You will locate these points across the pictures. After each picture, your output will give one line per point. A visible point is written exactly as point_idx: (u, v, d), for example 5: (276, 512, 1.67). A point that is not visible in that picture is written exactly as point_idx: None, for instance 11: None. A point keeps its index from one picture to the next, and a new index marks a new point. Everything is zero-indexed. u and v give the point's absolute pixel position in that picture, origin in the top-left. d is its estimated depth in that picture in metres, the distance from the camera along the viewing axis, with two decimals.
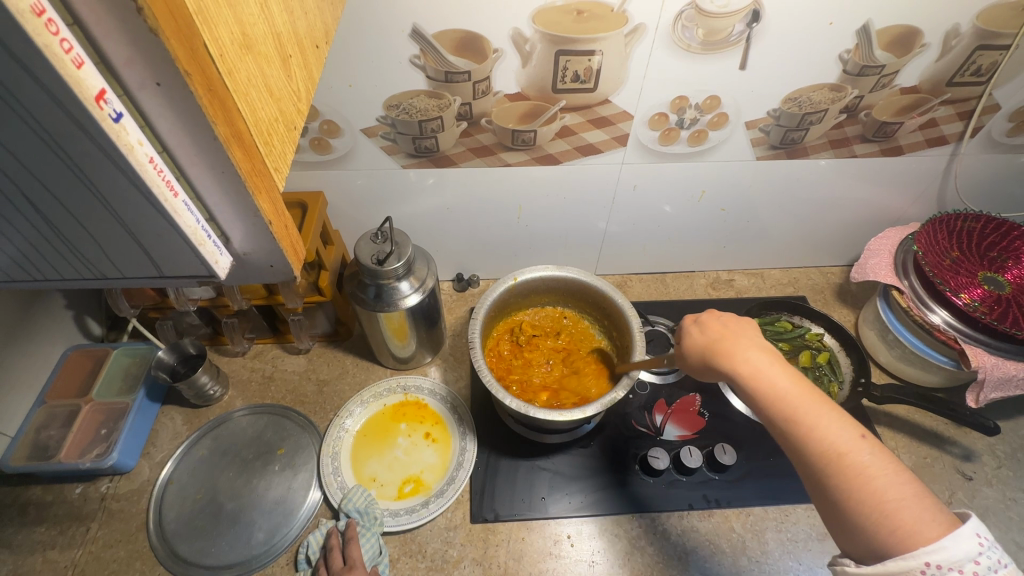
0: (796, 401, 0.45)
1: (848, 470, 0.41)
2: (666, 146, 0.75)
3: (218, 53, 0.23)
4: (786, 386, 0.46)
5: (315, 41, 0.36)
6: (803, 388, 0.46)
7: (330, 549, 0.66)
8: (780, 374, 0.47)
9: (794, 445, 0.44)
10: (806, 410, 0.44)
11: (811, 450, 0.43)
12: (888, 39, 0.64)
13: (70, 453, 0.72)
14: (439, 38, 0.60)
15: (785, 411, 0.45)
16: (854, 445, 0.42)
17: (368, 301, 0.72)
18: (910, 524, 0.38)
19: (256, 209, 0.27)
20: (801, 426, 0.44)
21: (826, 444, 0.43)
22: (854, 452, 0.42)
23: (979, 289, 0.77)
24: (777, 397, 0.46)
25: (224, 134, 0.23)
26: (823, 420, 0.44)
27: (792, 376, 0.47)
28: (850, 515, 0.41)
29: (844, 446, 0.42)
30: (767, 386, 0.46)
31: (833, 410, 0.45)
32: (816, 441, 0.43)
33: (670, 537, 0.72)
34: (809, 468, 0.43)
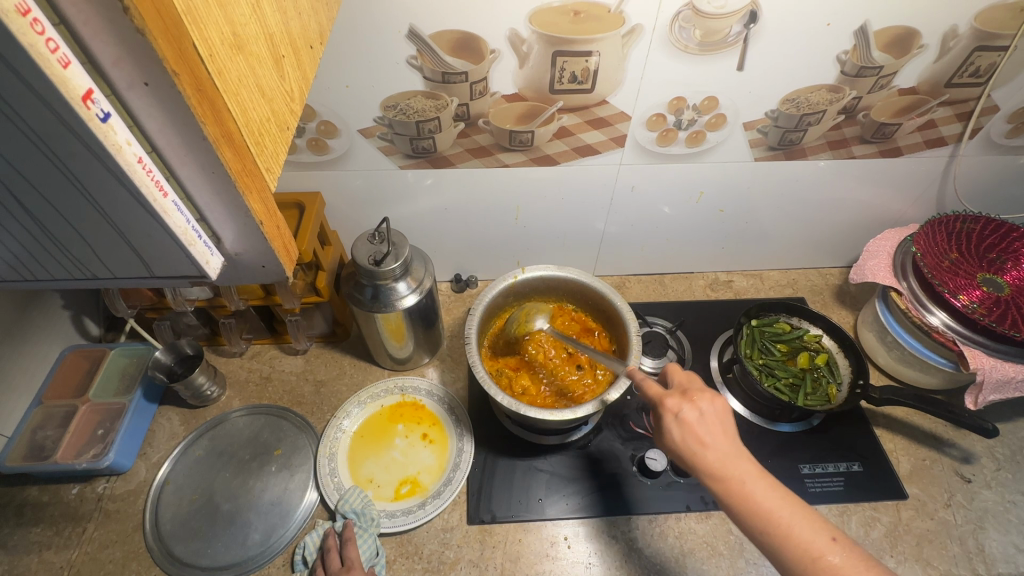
0: (771, 508, 0.46)
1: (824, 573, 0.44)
2: (663, 147, 0.75)
3: (208, 53, 0.23)
4: (761, 494, 0.47)
5: (310, 42, 0.36)
6: (776, 492, 0.47)
7: (327, 549, 0.66)
8: (752, 479, 0.48)
9: (772, 548, 0.46)
10: (782, 516, 0.46)
11: (791, 555, 0.45)
12: (884, 41, 0.64)
13: (67, 453, 0.72)
14: (435, 39, 0.60)
15: (765, 521, 0.46)
16: (827, 548, 0.45)
17: (365, 301, 0.72)
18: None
19: (246, 210, 0.26)
20: (776, 533, 0.46)
21: (802, 552, 0.45)
22: (829, 555, 0.44)
23: (977, 291, 0.77)
24: (756, 506, 0.47)
25: (213, 135, 0.23)
26: (795, 524, 0.46)
27: (763, 479, 0.48)
28: None
29: (817, 548, 0.45)
30: (744, 495, 0.47)
31: (802, 509, 0.47)
32: (793, 547, 0.45)
33: (666, 539, 0.71)
34: (788, 570, 0.46)
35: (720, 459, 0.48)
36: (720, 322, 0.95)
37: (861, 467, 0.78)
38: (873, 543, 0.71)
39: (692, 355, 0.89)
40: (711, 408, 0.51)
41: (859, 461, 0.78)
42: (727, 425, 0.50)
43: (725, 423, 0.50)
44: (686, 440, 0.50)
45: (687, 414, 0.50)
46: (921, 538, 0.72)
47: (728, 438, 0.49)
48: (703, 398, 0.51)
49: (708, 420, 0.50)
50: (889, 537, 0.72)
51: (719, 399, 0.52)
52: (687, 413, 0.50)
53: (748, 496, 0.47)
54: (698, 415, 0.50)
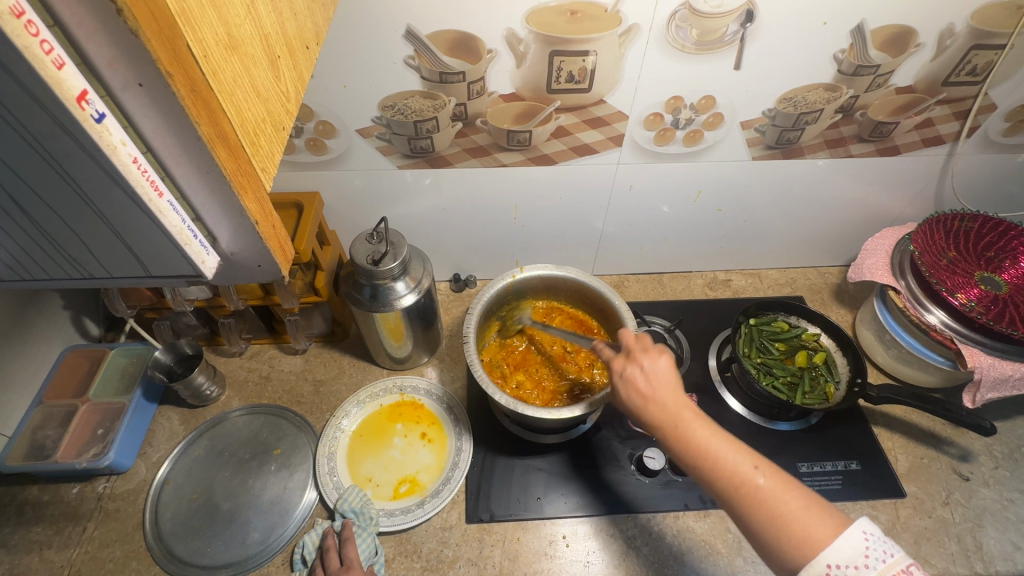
0: (701, 439, 0.47)
1: (750, 498, 0.44)
2: (660, 147, 0.75)
3: (202, 54, 0.23)
4: (691, 428, 0.48)
5: (306, 43, 0.36)
6: (706, 426, 0.48)
7: (326, 549, 0.66)
8: (683, 415, 0.49)
9: (704, 480, 0.47)
10: (709, 447, 0.46)
11: (720, 484, 0.45)
12: (881, 40, 0.64)
13: (67, 453, 0.72)
14: (432, 39, 0.60)
15: (695, 452, 0.47)
16: (752, 473, 0.45)
17: (363, 301, 0.72)
18: (807, 534, 0.41)
19: (241, 209, 0.27)
20: (705, 462, 0.46)
21: (730, 477, 0.45)
22: (755, 480, 0.44)
23: (975, 289, 0.77)
24: (686, 440, 0.48)
25: (208, 135, 0.23)
26: (720, 452, 0.46)
27: (692, 414, 0.49)
28: (759, 535, 0.43)
29: (742, 474, 0.45)
30: (676, 430, 0.48)
31: (732, 441, 0.47)
32: (722, 474, 0.45)
33: (664, 537, 0.71)
34: (721, 500, 0.46)
35: (655, 401, 0.50)
36: (718, 321, 0.95)
37: (860, 465, 0.78)
38: None
39: (691, 355, 0.89)
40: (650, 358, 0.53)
41: (857, 460, 0.78)
42: (668, 373, 0.52)
43: (667, 377, 0.51)
44: (630, 393, 0.52)
45: (631, 371, 0.52)
46: (920, 536, 0.72)
47: (667, 385, 0.51)
48: (644, 354, 0.53)
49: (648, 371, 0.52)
50: (887, 534, 0.72)
51: (658, 350, 0.53)
52: (629, 368, 0.53)
53: (679, 434, 0.48)
54: (639, 370, 0.52)
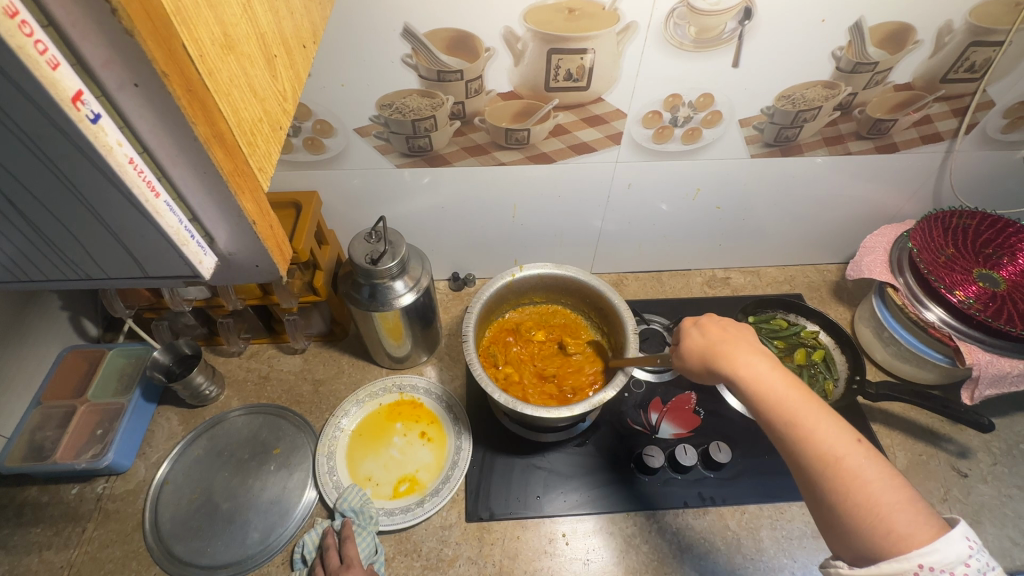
0: (793, 404, 0.46)
1: (843, 475, 0.42)
2: (659, 145, 0.75)
3: (198, 53, 0.23)
4: (783, 393, 0.47)
5: (303, 41, 0.36)
6: (801, 393, 0.47)
7: (325, 548, 0.66)
8: (774, 378, 0.48)
9: (791, 447, 0.45)
10: (805, 414, 0.45)
11: (809, 454, 0.44)
12: (880, 36, 0.64)
13: (66, 453, 0.72)
14: (430, 37, 0.60)
15: (784, 416, 0.46)
16: (850, 450, 0.43)
17: (363, 300, 0.72)
18: (902, 529, 0.39)
19: (238, 209, 0.27)
20: (793, 429, 0.45)
21: (821, 449, 0.43)
22: (851, 456, 0.42)
23: (974, 286, 0.77)
24: (777, 402, 0.47)
25: (204, 135, 0.23)
26: (815, 422, 0.45)
27: (784, 377, 0.48)
28: (840, 515, 0.41)
29: (837, 449, 0.43)
30: (763, 390, 0.48)
31: (830, 415, 0.45)
32: (813, 443, 0.44)
33: (664, 535, 0.72)
34: (804, 471, 0.44)
35: (745, 355, 0.50)
36: None
37: None
38: None
39: None
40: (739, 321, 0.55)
41: None
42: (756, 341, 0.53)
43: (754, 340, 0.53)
44: (708, 343, 0.53)
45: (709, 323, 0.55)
46: None
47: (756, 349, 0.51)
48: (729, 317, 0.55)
49: (733, 330, 0.54)
50: None
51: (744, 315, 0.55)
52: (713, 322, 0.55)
53: (769, 396, 0.47)
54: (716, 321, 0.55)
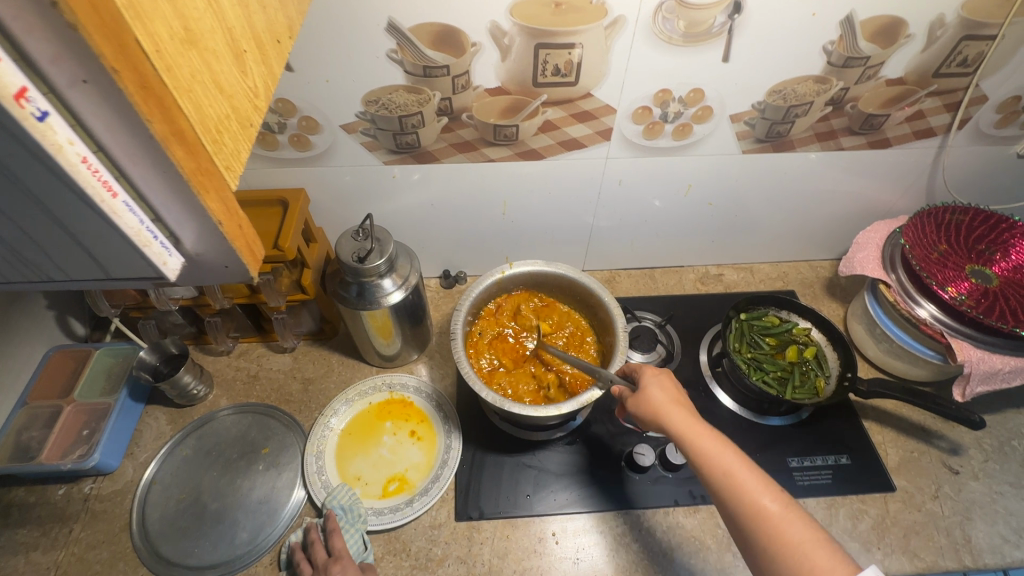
0: (719, 457, 0.50)
1: (770, 525, 0.45)
2: (649, 141, 0.75)
3: (155, 49, 0.22)
4: (709, 446, 0.51)
5: (277, 35, 0.35)
6: (726, 445, 0.51)
7: (311, 542, 0.65)
8: (703, 434, 0.52)
9: (724, 499, 0.49)
10: (728, 465, 0.49)
11: (734, 502, 0.48)
12: (872, 30, 0.63)
13: (52, 454, 0.71)
14: (415, 32, 0.59)
15: (712, 468, 0.50)
16: (768, 494, 0.47)
17: (350, 299, 0.72)
18: (821, 565, 0.42)
19: (204, 210, 0.26)
20: (720, 480, 0.49)
21: (744, 496, 0.47)
22: (767, 502, 0.46)
23: (966, 283, 0.77)
24: (705, 456, 0.51)
25: (161, 134, 0.23)
26: (737, 471, 0.49)
27: (710, 431, 0.53)
28: (768, 556, 0.45)
29: (756, 496, 0.47)
30: (693, 445, 0.52)
31: (750, 465, 0.50)
32: (735, 491, 0.48)
33: (655, 533, 0.71)
34: (733, 519, 0.48)
35: (682, 416, 0.54)
36: (709, 316, 0.95)
37: (850, 459, 0.78)
38: (860, 536, 0.71)
39: (682, 350, 0.89)
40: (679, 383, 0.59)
41: (848, 454, 0.78)
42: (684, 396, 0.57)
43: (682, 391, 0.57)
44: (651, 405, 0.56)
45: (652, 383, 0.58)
46: (909, 529, 0.72)
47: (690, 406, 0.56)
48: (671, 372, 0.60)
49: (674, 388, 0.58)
50: (877, 529, 0.72)
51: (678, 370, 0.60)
52: (658, 376, 0.58)
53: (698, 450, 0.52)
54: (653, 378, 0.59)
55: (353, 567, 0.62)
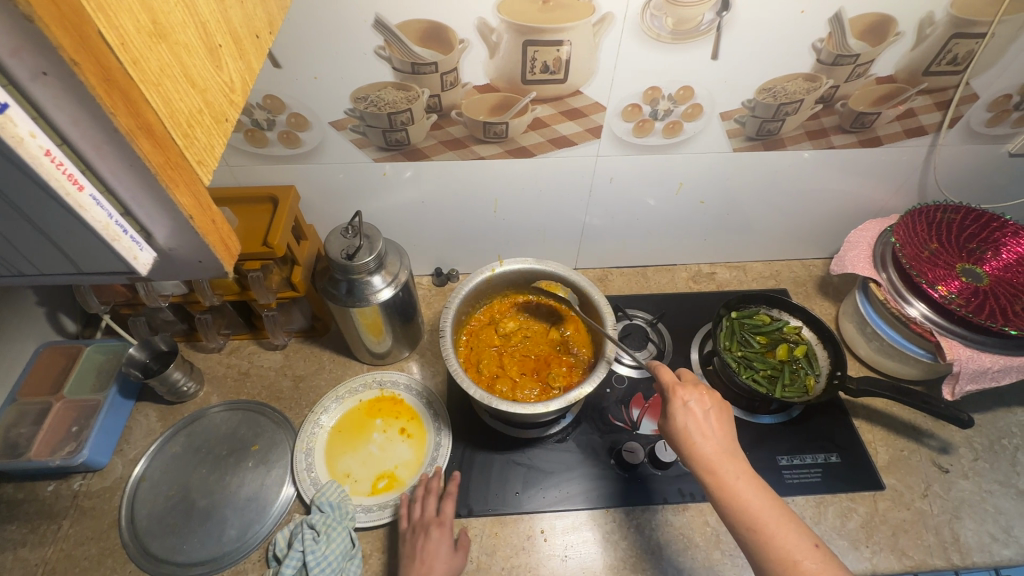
0: (760, 510, 0.49)
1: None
2: (639, 138, 0.75)
3: (119, 42, 0.23)
4: (751, 499, 0.50)
5: (255, 31, 0.35)
6: (766, 496, 0.51)
7: (430, 490, 0.70)
8: (745, 483, 0.51)
9: (758, 553, 0.48)
10: (769, 519, 0.49)
11: (770, 558, 0.48)
12: (861, 28, 0.63)
13: (41, 451, 0.71)
14: (402, 28, 0.59)
15: (749, 519, 0.49)
16: (807, 554, 0.47)
17: (341, 297, 0.72)
18: None
19: (174, 204, 0.26)
20: (758, 534, 0.49)
21: (782, 554, 0.47)
22: (806, 560, 0.47)
23: (956, 282, 0.77)
24: (745, 508, 0.50)
25: (127, 127, 0.23)
26: (778, 528, 0.49)
27: (752, 481, 0.51)
28: None
29: (794, 555, 0.47)
30: (733, 493, 0.51)
31: (790, 518, 0.50)
32: (773, 547, 0.48)
33: (644, 531, 0.71)
34: (764, 570, 0.48)
35: (717, 456, 0.53)
36: (701, 314, 0.95)
37: (840, 458, 0.78)
38: (849, 534, 0.71)
39: (673, 348, 0.89)
40: (715, 407, 0.56)
41: (837, 452, 0.78)
42: (721, 425, 0.55)
43: (723, 425, 0.55)
44: (685, 438, 0.54)
45: (686, 411, 0.55)
46: (897, 527, 0.72)
47: (726, 439, 0.54)
48: (707, 396, 0.57)
49: (711, 416, 0.55)
50: (865, 527, 0.72)
51: (722, 402, 0.57)
52: (694, 403, 0.56)
53: (739, 499, 0.50)
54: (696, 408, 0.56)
55: (448, 539, 0.65)
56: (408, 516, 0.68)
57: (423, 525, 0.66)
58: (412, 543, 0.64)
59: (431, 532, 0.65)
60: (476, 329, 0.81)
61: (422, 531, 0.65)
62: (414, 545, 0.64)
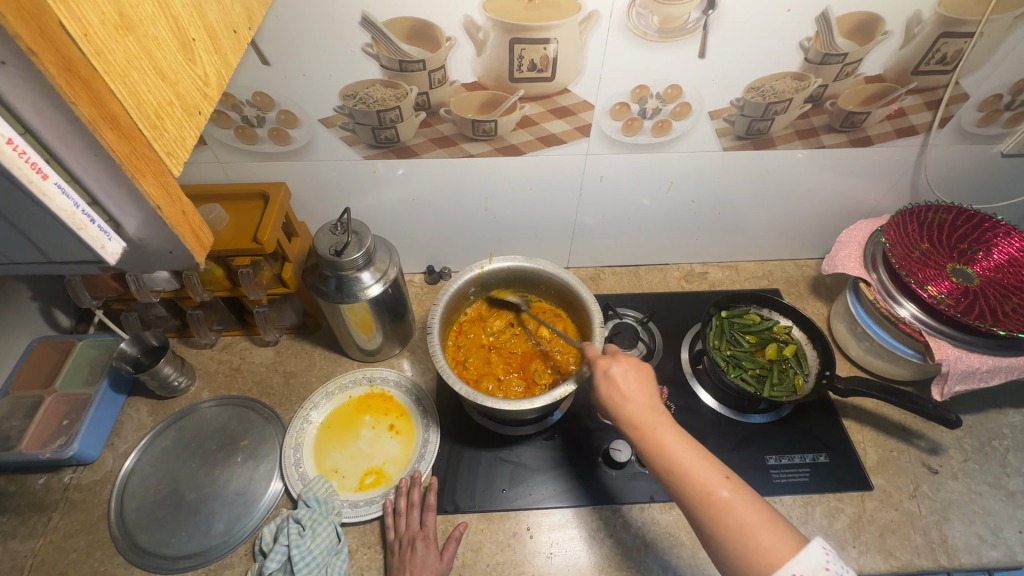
0: (675, 449, 0.49)
1: (716, 508, 0.45)
2: (628, 137, 0.75)
3: (81, 33, 0.23)
4: (666, 440, 0.50)
5: (233, 26, 0.36)
6: (681, 436, 0.50)
7: (412, 504, 0.70)
8: (660, 426, 0.51)
9: (680, 493, 0.48)
10: (683, 456, 0.48)
11: (687, 493, 0.47)
12: (849, 27, 0.63)
13: (32, 444, 0.72)
14: (389, 26, 0.59)
15: (666, 461, 0.49)
16: (719, 484, 0.47)
17: (329, 293, 0.72)
18: (768, 546, 0.43)
19: (140, 193, 0.26)
20: (673, 472, 0.48)
21: (698, 488, 0.47)
22: (720, 490, 0.46)
23: (946, 282, 0.77)
24: (662, 450, 0.49)
25: (89, 116, 0.23)
26: (691, 462, 0.48)
27: (668, 424, 0.51)
28: (720, 544, 0.45)
29: (708, 486, 0.46)
30: (651, 439, 0.50)
31: (705, 453, 0.49)
32: (688, 482, 0.47)
33: (630, 528, 0.71)
34: (687, 509, 0.47)
35: (634, 408, 0.52)
36: (692, 313, 0.95)
37: (828, 458, 0.77)
38: (836, 534, 0.71)
39: (663, 347, 0.89)
40: (632, 362, 0.56)
41: (826, 452, 0.78)
42: (640, 381, 0.54)
43: (640, 379, 0.54)
44: (607, 398, 0.54)
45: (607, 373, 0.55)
46: (884, 528, 0.72)
47: (645, 394, 0.53)
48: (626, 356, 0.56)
49: (631, 377, 0.54)
50: (852, 527, 0.72)
51: (636, 356, 0.56)
52: (613, 368, 0.55)
53: (657, 443, 0.50)
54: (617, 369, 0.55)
55: (434, 551, 0.66)
56: (395, 527, 0.69)
57: (409, 539, 0.66)
58: (399, 556, 0.65)
59: (415, 546, 0.65)
60: (465, 326, 0.81)
61: (408, 545, 0.66)
62: (401, 559, 0.64)
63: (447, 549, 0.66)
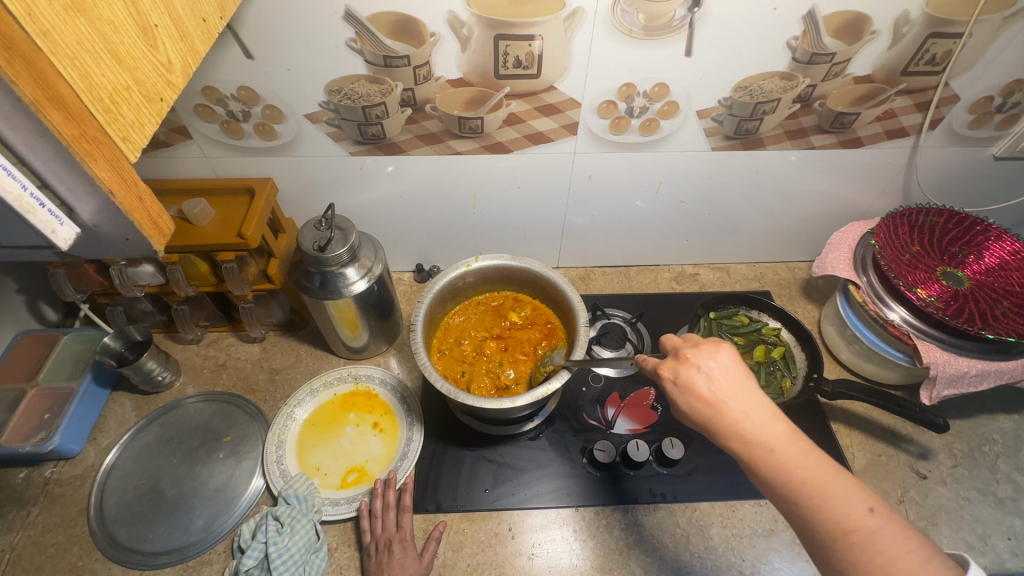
0: (803, 472, 0.40)
1: (858, 546, 0.38)
2: (617, 135, 0.74)
3: (25, 12, 0.22)
4: (791, 462, 0.40)
5: (204, 15, 0.35)
6: (810, 456, 0.41)
7: (387, 506, 0.69)
8: (782, 442, 0.41)
9: (808, 522, 0.40)
10: (820, 483, 0.40)
11: (819, 526, 0.39)
12: (835, 26, 0.63)
13: (12, 437, 0.72)
14: (372, 21, 0.59)
15: (794, 486, 0.40)
16: (866, 520, 0.38)
17: (313, 289, 0.71)
18: None
19: (91, 177, 0.26)
20: (806, 500, 0.40)
21: (836, 522, 0.39)
22: (866, 524, 0.38)
23: (936, 285, 0.76)
24: (788, 472, 0.40)
25: (32, 97, 0.23)
26: (829, 489, 0.40)
27: (792, 438, 0.41)
28: None
29: (851, 520, 0.38)
30: (772, 459, 0.41)
31: (842, 476, 0.40)
32: (824, 514, 0.39)
33: (613, 530, 0.71)
34: (816, 542, 0.40)
35: (745, 421, 0.42)
36: (682, 314, 0.94)
37: None
38: None
39: (651, 346, 0.88)
40: (725, 359, 0.44)
41: None
42: (739, 378, 0.43)
43: (736, 377, 0.43)
44: (693, 407, 0.43)
45: (688, 374, 0.44)
46: None
47: (748, 398, 0.43)
48: (715, 349, 0.45)
49: (725, 380, 0.43)
50: None
51: (724, 346, 0.45)
52: (698, 371, 0.44)
53: (781, 467, 0.41)
54: (697, 372, 0.44)
55: (413, 552, 0.65)
56: (371, 529, 0.68)
57: (386, 542, 0.65)
58: (376, 558, 0.64)
59: (392, 548, 0.64)
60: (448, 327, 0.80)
61: (386, 548, 0.65)
62: (378, 562, 0.63)
63: (426, 550, 0.66)
